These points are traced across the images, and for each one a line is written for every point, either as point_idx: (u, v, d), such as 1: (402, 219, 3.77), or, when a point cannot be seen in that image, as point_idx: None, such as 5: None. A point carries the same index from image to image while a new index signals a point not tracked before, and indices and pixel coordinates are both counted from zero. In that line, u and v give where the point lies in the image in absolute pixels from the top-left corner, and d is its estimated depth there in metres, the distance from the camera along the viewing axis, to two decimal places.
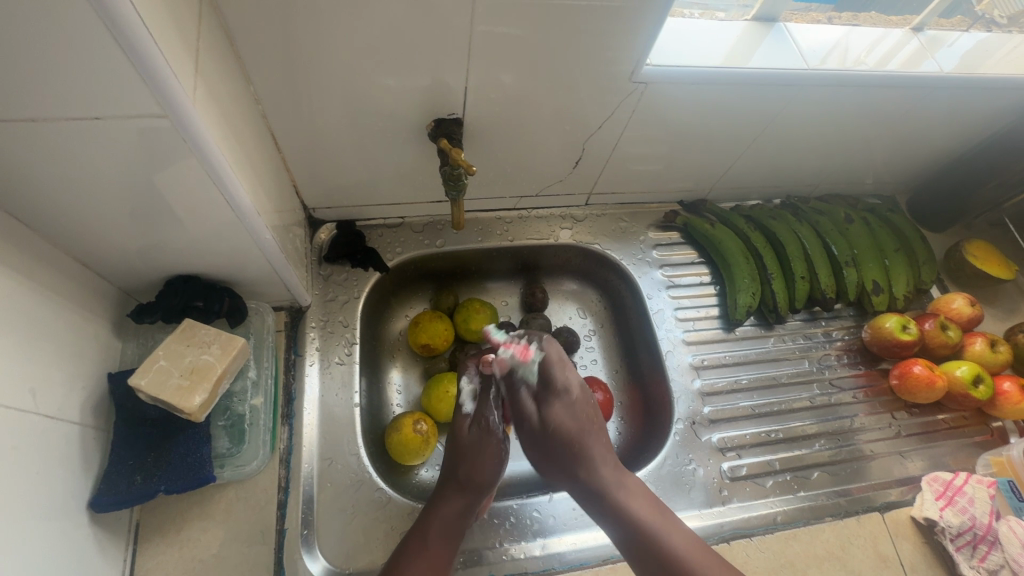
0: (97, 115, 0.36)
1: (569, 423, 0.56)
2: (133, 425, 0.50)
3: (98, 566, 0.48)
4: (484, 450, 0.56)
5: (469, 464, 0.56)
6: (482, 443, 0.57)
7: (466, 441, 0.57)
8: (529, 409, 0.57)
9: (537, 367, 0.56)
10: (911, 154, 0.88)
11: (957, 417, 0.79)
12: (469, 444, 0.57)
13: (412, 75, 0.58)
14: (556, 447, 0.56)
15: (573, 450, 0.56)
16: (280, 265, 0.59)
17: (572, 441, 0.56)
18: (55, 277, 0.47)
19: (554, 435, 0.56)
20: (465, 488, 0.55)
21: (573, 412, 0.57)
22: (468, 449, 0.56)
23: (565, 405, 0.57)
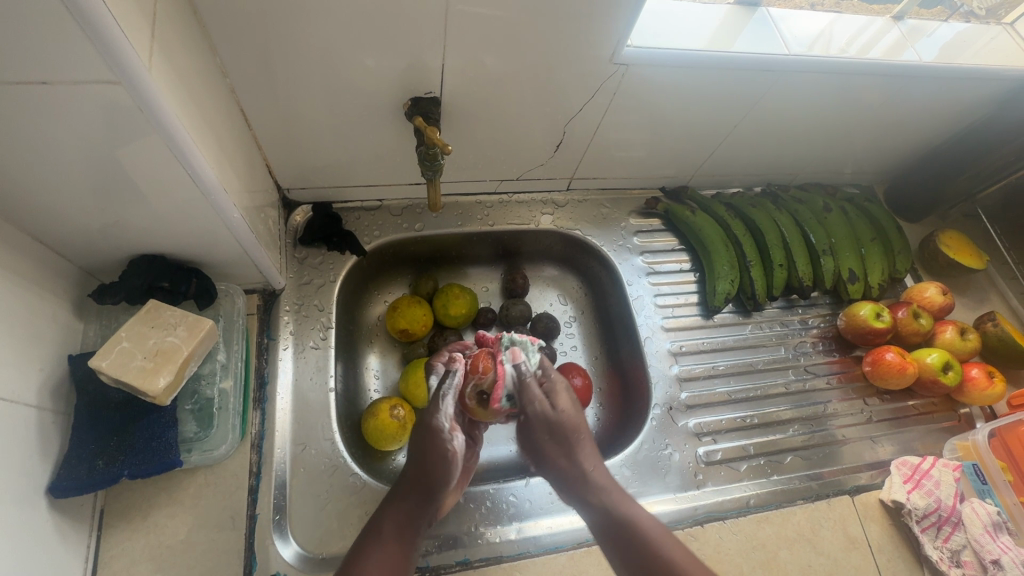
0: (44, 80, 0.34)
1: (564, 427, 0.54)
2: (95, 408, 0.49)
3: (58, 553, 0.47)
4: (436, 449, 0.52)
5: (420, 463, 0.52)
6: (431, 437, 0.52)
7: (419, 438, 0.53)
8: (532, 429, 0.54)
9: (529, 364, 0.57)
10: (889, 144, 0.89)
11: (926, 403, 0.80)
12: (419, 441, 0.53)
13: (387, 52, 0.56)
14: (543, 444, 0.54)
15: (561, 450, 0.54)
16: (250, 246, 0.57)
17: (561, 438, 0.54)
18: (8, 255, 0.44)
19: (542, 434, 0.54)
20: (415, 486, 0.51)
21: (559, 421, 0.54)
22: (419, 448, 0.53)
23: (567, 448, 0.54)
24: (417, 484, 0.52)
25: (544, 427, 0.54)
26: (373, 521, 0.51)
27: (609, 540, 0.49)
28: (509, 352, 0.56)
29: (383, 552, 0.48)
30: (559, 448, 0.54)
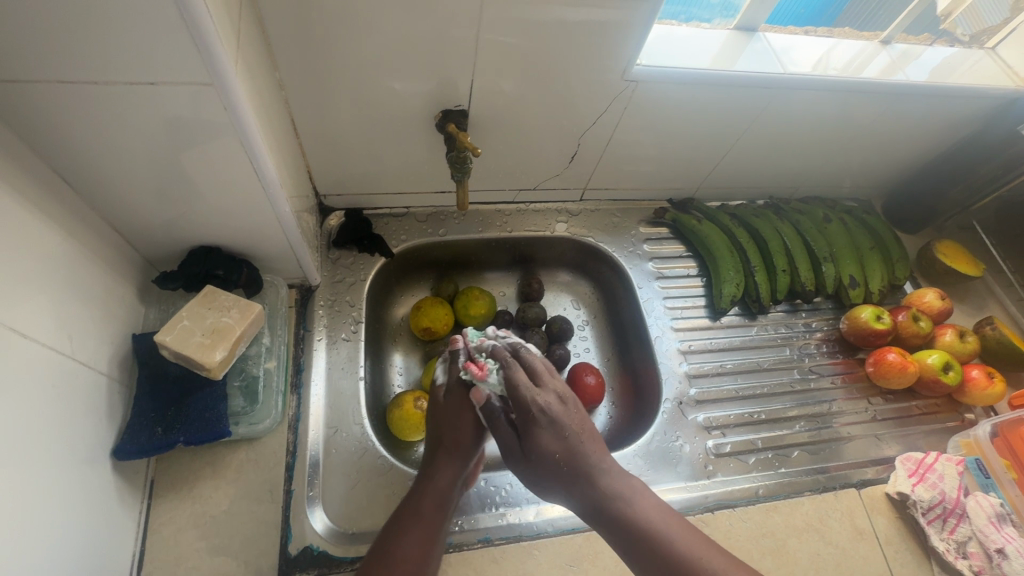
0: (152, 81, 0.40)
1: (557, 448, 0.54)
2: (155, 381, 0.53)
3: (115, 513, 0.51)
4: (463, 420, 0.60)
5: (452, 429, 0.60)
6: (461, 413, 0.60)
7: (444, 416, 0.61)
8: (510, 439, 0.57)
9: (497, 379, 0.59)
10: (884, 158, 0.94)
11: (929, 403, 0.83)
12: (445, 410, 0.61)
13: (425, 69, 0.62)
14: (545, 473, 0.55)
15: (565, 467, 0.54)
16: (295, 242, 0.63)
17: (562, 465, 0.54)
18: (90, 238, 0.50)
19: (540, 459, 0.55)
20: (451, 452, 0.59)
21: (561, 434, 0.54)
22: (449, 420, 0.60)
23: (550, 431, 0.55)
24: (449, 454, 0.59)
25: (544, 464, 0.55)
26: (408, 498, 0.57)
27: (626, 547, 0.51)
28: (473, 389, 0.60)
29: (421, 527, 0.54)
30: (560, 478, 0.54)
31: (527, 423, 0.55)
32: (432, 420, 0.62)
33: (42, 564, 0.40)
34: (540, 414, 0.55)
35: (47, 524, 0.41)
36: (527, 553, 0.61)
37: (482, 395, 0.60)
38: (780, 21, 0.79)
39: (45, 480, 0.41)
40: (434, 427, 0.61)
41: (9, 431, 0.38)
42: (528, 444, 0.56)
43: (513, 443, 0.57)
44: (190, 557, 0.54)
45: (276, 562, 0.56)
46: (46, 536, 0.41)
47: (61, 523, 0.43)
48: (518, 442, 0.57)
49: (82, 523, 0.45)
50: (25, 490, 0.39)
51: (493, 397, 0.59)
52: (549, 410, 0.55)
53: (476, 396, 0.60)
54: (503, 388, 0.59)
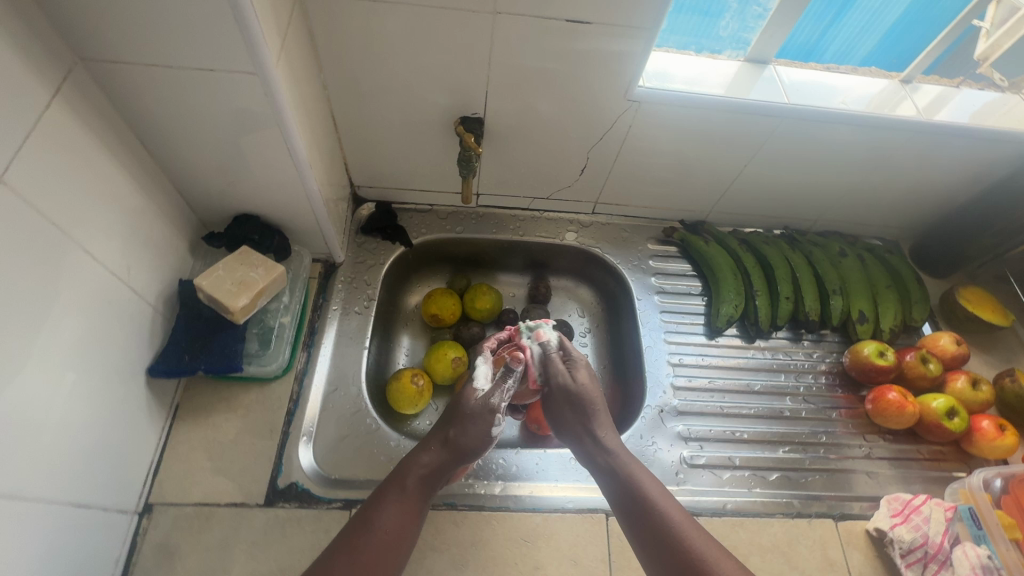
0: (210, 68, 0.50)
1: (591, 390, 0.66)
2: (188, 317, 0.63)
3: (140, 423, 0.60)
4: (483, 419, 0.62)
5: (460, 427, 0.62)
6: (487, 412, 0.62)
7: (470, 408, 0.63)
8: (557, 369, 0.67)
9: (553, 333, 0.71)
10: (909, 196, 0.93)
11: (932, 450, 0.80)
12: (467, 404, 0.63)
13: (448, 80, 0.71)
14: (576, 413, 0.65)
15: (586, 415, 0.64)
16: (322, 218, 0.72)
17: (590, 408, 0.65)
18: (156, 194, 0.61)
19: (578, 402, 0.65)
20: (448, 446, 0.61)
21: (592, 381, 0.67)
22: (465, 413, 0.62)
23: (586, 371, 0.67)
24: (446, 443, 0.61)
25: (565, 397, 0.66)
26: (395, 472, 0.59)
27: (625, 511, 0.59)
28: (534, 333, 0.70)
29: (403, 503, 0.56)
30: (579, 419, 0.65)
31: (574, 362, 0.68)
32: (449, 409, 0.65)
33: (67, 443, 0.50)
34: (581, 364, 0.68)
35: (73, 412, 0.51)
36: (486, 523, 0.65)
37: (542, 337, 0.70)
38: (877, 62, 0.85)
39: (81, 376, 0.52)
40: (447, 417, 0.64)
41: (60, 329, 0.48)
42: (569, 386, 0.66)
43: (561, 370, 0.67)
44: (196, 474, 0.63)
45: (265, 490, 0.64)
46: (72, 422, 0.51)
47: (86, 415, 0.53)
48: (563, 381, 0.66)
49: (106, 420, 0.55)
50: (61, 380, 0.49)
51: (551, 342, 0.70)
52: (584, 364, 0.68)
53: (537, 337, 0.70)
54: (559, 341, 0.70)
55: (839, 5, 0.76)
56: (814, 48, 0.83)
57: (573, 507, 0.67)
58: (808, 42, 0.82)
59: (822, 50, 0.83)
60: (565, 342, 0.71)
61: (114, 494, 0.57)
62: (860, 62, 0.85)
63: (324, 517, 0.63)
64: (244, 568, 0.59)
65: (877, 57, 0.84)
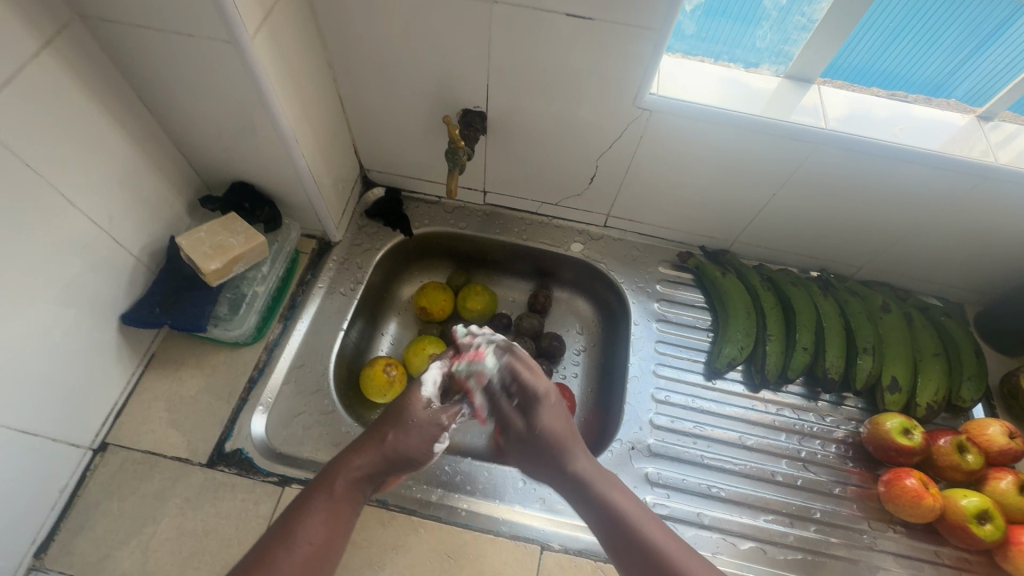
0: (190, 33, 0.51)
1: (558, 428, 0.55)
2: (167, 273, 0.66)
3: (108, 366, 0.64)
4: (428, 438, 0.55)
5: (401, 432, 0.54)
6: (433, 427, 0.56)
7: (415, 419, 0.56)
8: (511, 415, 0.57)
9: (493, 362, 0.59)
10: (979, 253, 0.79)
11: (954, 555, 0.67)
12: (411, 416, 0.56)
13: (450, 70, 0.69)
14: (542, 453, 0.55)
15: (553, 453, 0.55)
16: (312, 194, 0.73)
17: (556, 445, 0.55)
18: (154, 151, 0.64)
19: (540, 440, 0.55)
20: (384, 448, 0.54)
21: (559, 415, 0.56)
22: (409, 420, 0.56)
23: (552, 411, 0.56)
24: (383, 445, 0.54)
25: (526, 444, 0.56)
26: (324, 472, 0.53)
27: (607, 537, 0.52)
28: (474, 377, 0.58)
29: (330, 510, 0.50)
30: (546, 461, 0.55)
31: (528, 402, 0.56)
32: (385, 416, 0.57)
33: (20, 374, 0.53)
34: (535, 404, 0.56)
35: (31, 346, 0.54)
36: (413, 529, 0.62)
37: (483, 376, 0.59)
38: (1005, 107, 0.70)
39: (45, 314, 0.55)
40: (382, 420, 0.56)
41: (26, 266, 0.51)
42: (525, 428, 0.56)
43: (514, 420, 0.57)
44: (153, 423, 0.66)
45: (210, 451, 0.65)
46: (30, 355, 0.54)
47: (47, 351, 0.56)
48: (517, 432, 0.56)
49: (69, 358, 0.58)
50: (23, 315, 0.52)
51: (494, 378, 0.59)
52: (543, 402, 0.56)
53: (478, 379, 0.59)
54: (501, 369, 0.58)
55: (980, 36, 0.64)
56: (943, 84, 0.71)
57: (507, 532, 0.63)
58: (937, 76, 0.70)
59: (954, 87, 0.71)
60: (520, 371, 0.57)
61: (69, 428, 0.60)
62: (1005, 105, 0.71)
63: (257, 488, 0.63)
64: (172, 522, 0.60)
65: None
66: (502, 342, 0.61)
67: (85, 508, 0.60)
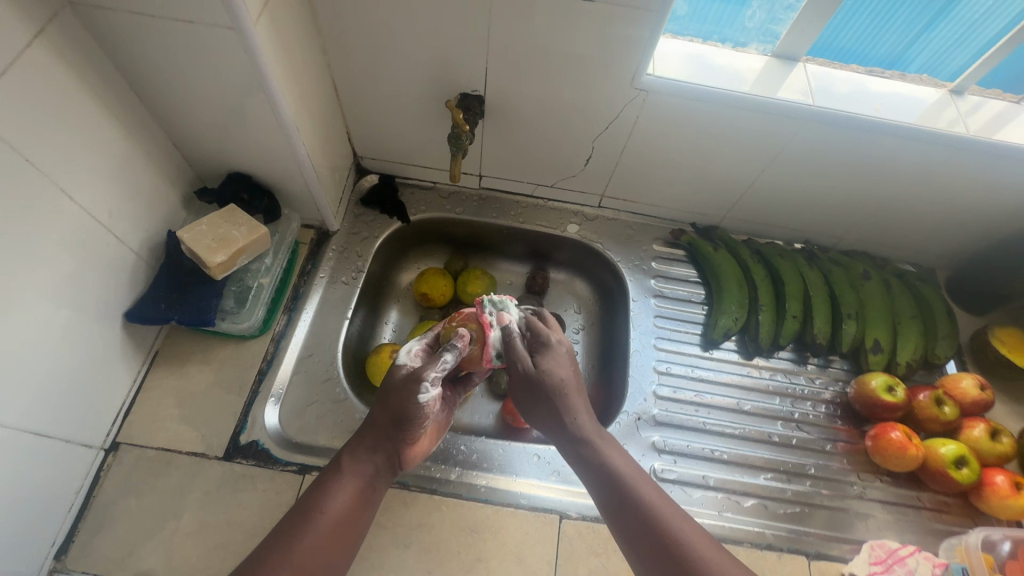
0: (191, 20, 0.50)
1: (560, 376, 0.59)
2: (170, 268, 0.65)
3: (114, 365, 0.63)
4: (409, 392, 0.56)
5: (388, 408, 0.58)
6: (409, 382, 0.57)
7: (398, 382, 0.58)
8: (522, 355, 0.60)
9: (513, 309, 0.64)
10: (949, 220, 0.85)
11: (935, 499, 0.73)
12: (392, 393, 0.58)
13: (448, 55, 0.69)
14: (543, 399, 0.59)
15: (556, 404, 0.58)
16: (311, 182, 0.72)
17: (558, 392, 0.58)
18: (149, 143, 0.63)
19: (542, 385, 0.59)
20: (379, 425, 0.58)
21: (562, 363, 0.61)
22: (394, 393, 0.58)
23: (558, 357, 0.61)
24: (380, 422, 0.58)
25: (527, 383, 0.60)
26: (338, 455, 0.57)
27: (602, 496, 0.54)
28: (495, 315, 0.63)
29: (347, 485, 0.54)
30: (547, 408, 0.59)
31: (541, 347, 0.62)
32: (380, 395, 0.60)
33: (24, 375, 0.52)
34: (547, 350, 0.61)
35: (37, 345, 0.52)
36: (436, 507, 0.64)
37: (503, 319, 0.63)
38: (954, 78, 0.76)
39: (50, 313, 0.53)
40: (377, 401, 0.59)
41: (28, 263, 0.50)
42: (532, 369, 0.60)
43: (522, 356, 0.60)
44: (164, 419, 0.65)
45: (226, 444, 0.65)
46: (37, 355, 0.53)
47: (53, 351, 0.54)
48: (523, 369, 0.59)
49: (76, 357, 0.57)
50: (28, 313, 0.51)
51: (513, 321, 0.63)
52: (550, 350, 0.61)
53: (499, 319, 0.63)
54: (520, 319, 0.64)
55: (932, 12, 0.68)
56: (899, 60, 0.75)
57: (526, 504, 0.65)
58: (892, 53, 0.75)
59: (908, 62, 0.75)
60: (537, 322, 0.64)
61: (80, 429, 0.59)
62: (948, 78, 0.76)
63: (277, 478, 0.64)
64: (194, 515, 0.60)
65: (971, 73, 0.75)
66: (522, 308, 0.67)
67: (103, 508, 0.60)
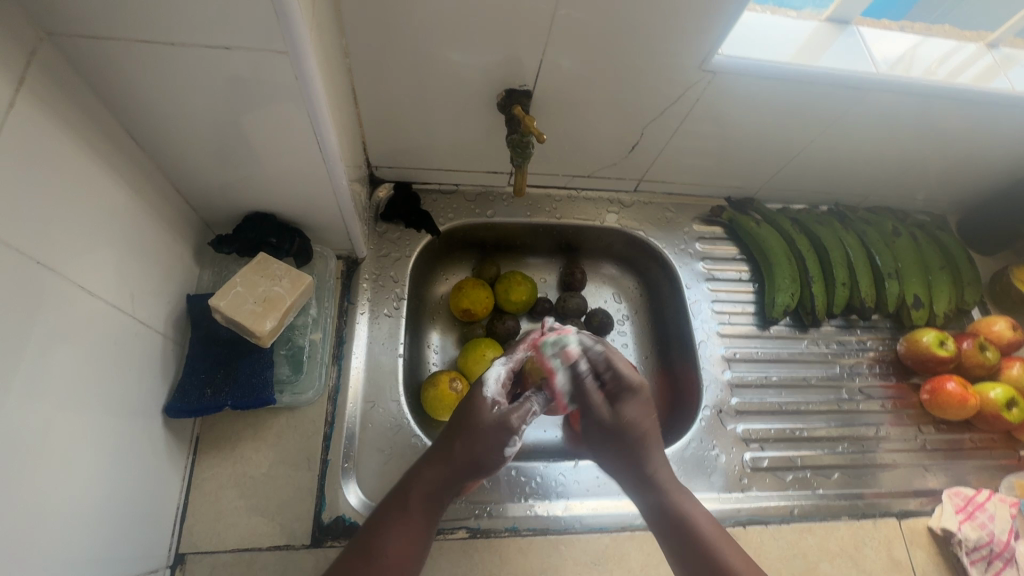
0: (227, 45, 0.39)
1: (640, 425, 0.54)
2: (205, 343, 0.54)
3: (161, 469, 0.52)
4: (498, 443, 0.51)
5: (468, 439, 0.51)
6: (501, 430, 0.51)
7: (485, 424, 0.52)
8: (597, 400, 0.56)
9: (577, 338, 0.60)
10: (970, 170, 0.87)
11: (984, 438, 0.79)
12: (475, 420, 0.52)
13: (493, 47, 0.60)
14: (618, 444, 0.55)
15: (633, 453, 0.54)
16: (347, 213, 0.61)
17: (637, 442, 0.54)
18: (152, 195, 0.50)
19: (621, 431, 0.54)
20: (452, 459, 0.50)
21: (644, 411, 0.55)
22: (476, 424, 0.52)
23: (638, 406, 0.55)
24: (454, 456, 0.51)
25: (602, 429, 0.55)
26: (398, 486, 0.50)
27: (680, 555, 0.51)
28: (561, 354, 0.58)
29: (406, 527, 0.47)
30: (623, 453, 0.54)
31: (618, 391, 0.56)
32: (457, 420, 0.53)
33: (77, 518, 0.41)
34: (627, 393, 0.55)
35: (83, 479, 0.42)
36: (553, 548, 0.60)
37: (569, 356, 0.59)
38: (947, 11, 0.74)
39: (88, 435, 0.42)
40: (455, 425, 0.53)
41: (56, 385, 0.39)
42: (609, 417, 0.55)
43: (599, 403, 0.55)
44: (229, 515, 0.56)
45: (310, 529, 0.57)
46: (84, 489, 0.42)
47: (100, 478, 0.44)
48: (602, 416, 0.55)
49: (124, 475, 0.47)
50: (65, 444, 0.40)
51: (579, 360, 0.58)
52: (634, 394, 0.55)
53: (566, 358, 0.58)
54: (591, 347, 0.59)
55: None
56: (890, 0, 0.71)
57: (641, 524, 0.63)
58: None
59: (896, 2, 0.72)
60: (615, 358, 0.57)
61: (141, 553, 0.49)
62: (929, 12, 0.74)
63: None
64: None
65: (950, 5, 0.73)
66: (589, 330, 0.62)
67: None
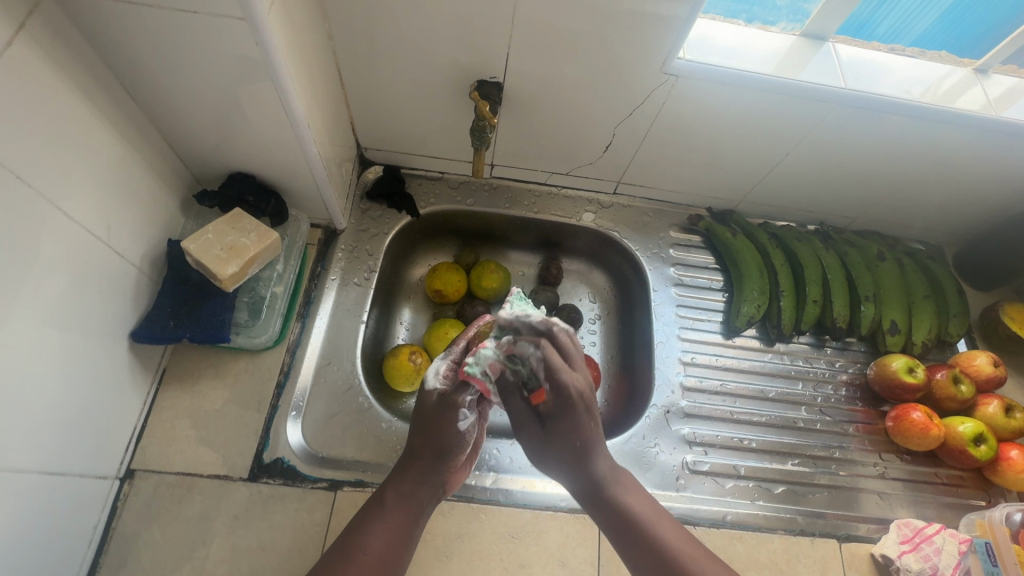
0: (196, 11, 0.45)
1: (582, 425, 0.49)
2: (176, 282, 0.60)
3: (123, 389, 0.58)
4: (449, 417, 0.54)
5: (432, 436, 0.54)
6: (447, 407, 0.54)
7: (430, 407, 0.55)
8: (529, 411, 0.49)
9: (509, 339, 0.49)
10: (964, 201, 0.85)
11: (952, 475, 0.76)
12: (433, 418, 0.55)
13: (465, 40, 0.65)
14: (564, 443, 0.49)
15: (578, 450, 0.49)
16: (321, 181, 0.67)
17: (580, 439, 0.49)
18: (142, 146, 0.57)
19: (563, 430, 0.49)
20: (423, 456, 0.55)
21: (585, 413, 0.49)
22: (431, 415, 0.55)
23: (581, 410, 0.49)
24: (425, 454, 0.55)
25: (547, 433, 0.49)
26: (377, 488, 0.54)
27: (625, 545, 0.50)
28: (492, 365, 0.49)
29: (387, 520, 0.51)
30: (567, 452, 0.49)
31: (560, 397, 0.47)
32: (417, 421, 0.56)
33: (31, 411, 0.47)
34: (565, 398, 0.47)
35: (43, 378, 0.48)
36: (474, 516, 0.63)
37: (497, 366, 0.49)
38: (929, 43, 0.74)
39: (52, 341, 0.48)
40: (416, 427, 0.56)
41: (24, 290, 0.45)
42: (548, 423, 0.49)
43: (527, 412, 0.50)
44: (180, 442, 0.62)
45: (250, 464, 0.62)
46: (42, 388, 0.48)
47: (59, 382, 0.50)
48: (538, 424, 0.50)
49: (84, 385, 0.53)
50: (28, 343, 0.46)
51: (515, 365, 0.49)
52: (576, 405, 0.48)
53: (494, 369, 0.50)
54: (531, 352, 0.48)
55: None
56: (867, 22, 0.72)
57: (566, 506, 0.65)
58: (862, 15, 0.71)
59: (875, 24, 0.73)
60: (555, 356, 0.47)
61: (93, 460, 0.55)
62: (912, 43, 0.74)
63: (308, 496, 0.61)
64: (224, 541, 0.58)
65: (931, 39, 0.74)
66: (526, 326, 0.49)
67: (125, 540, 0.56)
